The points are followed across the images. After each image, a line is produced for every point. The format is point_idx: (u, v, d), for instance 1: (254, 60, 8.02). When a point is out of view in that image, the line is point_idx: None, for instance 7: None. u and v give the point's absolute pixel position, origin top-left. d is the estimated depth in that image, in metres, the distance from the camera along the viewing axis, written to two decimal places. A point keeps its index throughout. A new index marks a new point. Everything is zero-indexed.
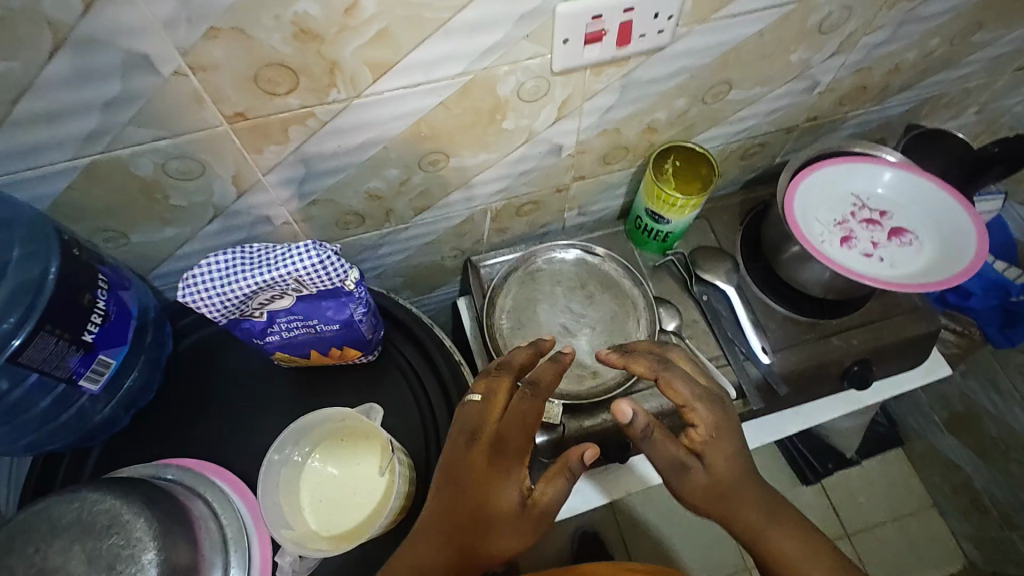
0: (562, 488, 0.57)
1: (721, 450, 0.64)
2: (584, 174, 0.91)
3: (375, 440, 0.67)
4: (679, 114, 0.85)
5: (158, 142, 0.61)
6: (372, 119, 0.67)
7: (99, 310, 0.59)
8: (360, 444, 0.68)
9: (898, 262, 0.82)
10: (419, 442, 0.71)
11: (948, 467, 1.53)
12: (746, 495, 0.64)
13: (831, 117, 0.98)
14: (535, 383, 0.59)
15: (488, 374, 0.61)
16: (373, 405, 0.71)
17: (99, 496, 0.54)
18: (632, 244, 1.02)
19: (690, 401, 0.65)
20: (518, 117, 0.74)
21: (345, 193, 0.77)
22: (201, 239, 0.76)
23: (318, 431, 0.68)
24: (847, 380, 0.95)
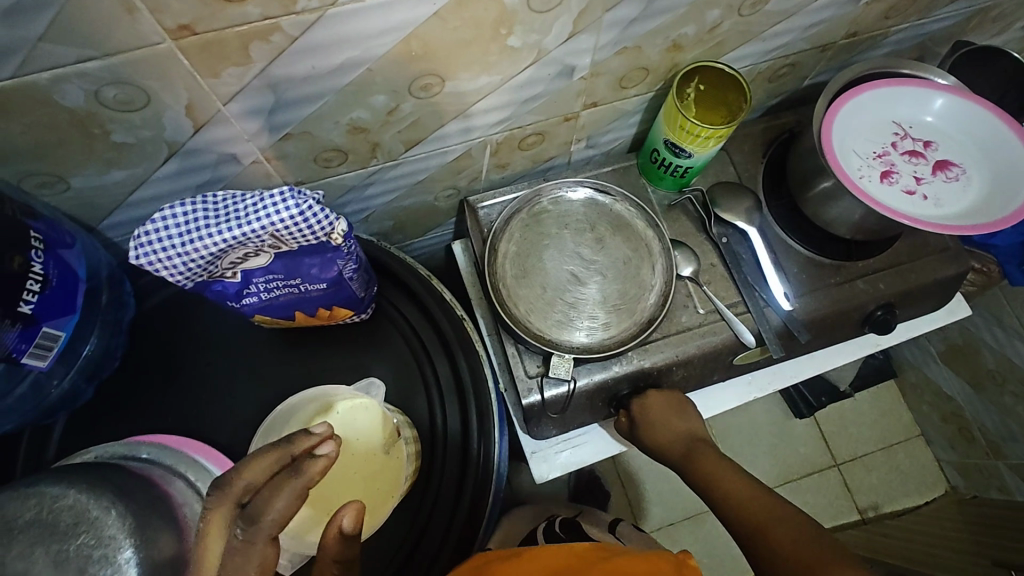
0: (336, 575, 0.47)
1: (666, 422, 0.81)
2: (595, 100, 0.80)
3: (387, 418, 0.62)
4: (710, 29, 0.73)
5: (85, 64, 0.49)
6: (352, 35, 0.55)
7: (35, 274, 0.49)
8: (367, 420, 0.61)
9: (942, 199, 0.75)
10: (425, 407, 0.66)
11: (939, 398, 1.53)
12: (705, 454, 0.76)
13: (873, 32, 0.87)
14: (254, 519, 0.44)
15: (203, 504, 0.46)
16: (373, 381, 0.65)
17: (60, 490, 0.47)
18: (645, 179, 0.92)
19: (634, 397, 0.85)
20: (526, 32, 0.62)
21: (323, 126, 0.66)
22: (156, 181, 0.65)
23: (309, 409, 0.61)
24: (868, 325, 0.90)
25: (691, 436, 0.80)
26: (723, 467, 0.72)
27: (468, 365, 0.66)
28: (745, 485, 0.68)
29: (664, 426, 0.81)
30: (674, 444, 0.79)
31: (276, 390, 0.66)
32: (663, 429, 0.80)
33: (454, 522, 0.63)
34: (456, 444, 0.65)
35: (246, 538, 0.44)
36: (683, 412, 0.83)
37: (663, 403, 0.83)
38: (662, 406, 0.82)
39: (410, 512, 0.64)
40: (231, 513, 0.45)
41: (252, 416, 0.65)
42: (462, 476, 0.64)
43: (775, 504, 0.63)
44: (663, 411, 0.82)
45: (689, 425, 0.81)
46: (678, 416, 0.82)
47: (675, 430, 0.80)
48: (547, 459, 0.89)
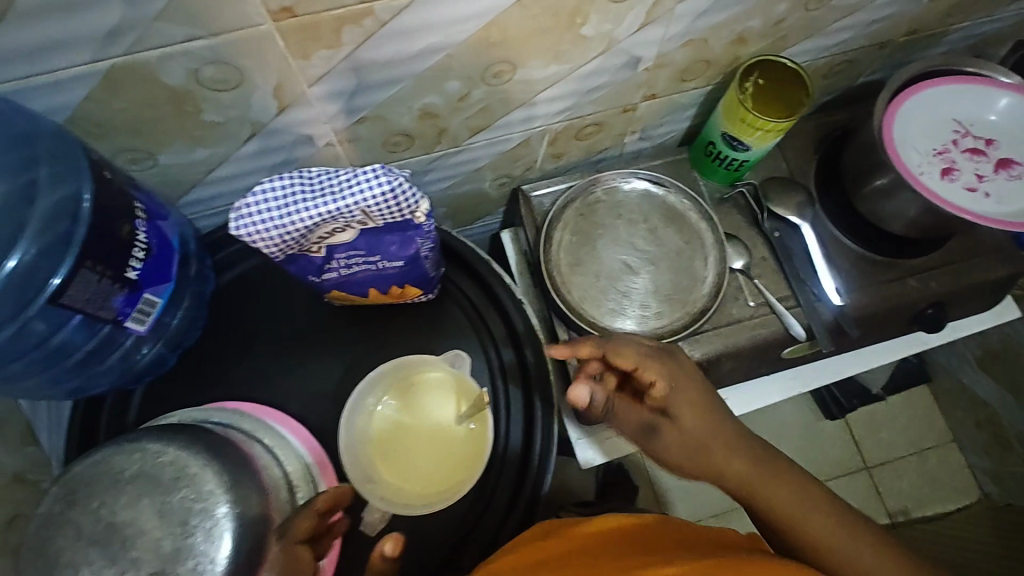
0: None
1: (689, 403, 0.63)
2: (655, 93, 0.81)
3: (469, 387, 0.66)
4: (775, 23, 0.74)
5: (191, 43, 0.51)
6: (439, 21, 0.57)
7: (140, 243, 0.52)
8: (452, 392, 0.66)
9: (1004, 197, 0.75)
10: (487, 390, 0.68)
11: (975, 404, 1.52)
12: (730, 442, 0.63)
13: (933, 30, 0.86)
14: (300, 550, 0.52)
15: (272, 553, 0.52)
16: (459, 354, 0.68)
17: (161, 447, 0.50)
18: (697, 172, 0.93)
19: (644, 360, 0.64)
20: (600, 21, 0.63)
21: (396, 110, 0.68)
22: (237, 160, 0.67)
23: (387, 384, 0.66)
24: (917, 323, 0.90)
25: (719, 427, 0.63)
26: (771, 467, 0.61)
27: (531, 349, 0.68)
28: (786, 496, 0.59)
29: (707, 424, 0.63)
30: (700, 431, 0.63)
31: (343, 365, 0.68)
32: (708, 428, 0.63)
33: (515, 503, 0.64)
34: (519, 423, 0.67)
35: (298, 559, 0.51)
36: (715, 398, 0.65)
37: (703, 396, 0.64)
38: (701, 401, 0.64)
39: (472, 493, 0.65)
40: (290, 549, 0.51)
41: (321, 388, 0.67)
42: (523, 458, 0.65)
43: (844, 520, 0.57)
44: (701, 402, 0.64)
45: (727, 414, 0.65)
46: (711, 407, 0.64)
47: (721, 431, 0.63)
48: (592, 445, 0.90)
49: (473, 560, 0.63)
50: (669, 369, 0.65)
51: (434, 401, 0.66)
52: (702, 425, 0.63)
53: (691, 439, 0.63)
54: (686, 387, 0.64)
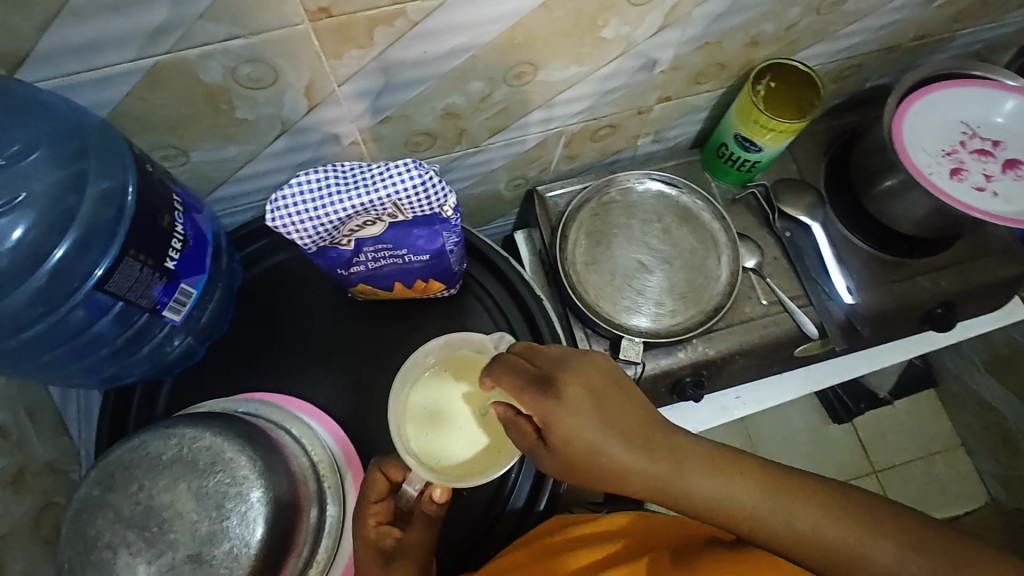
0: (426, 533, 0.57)
1: (564, 430, 0.52)
2: (669, 95, 0.83)
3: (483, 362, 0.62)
4: (788, 27, 0.76)
5: (231, 41, 0.53)
6: (466, 22, 0.59)
7: (178, 234, 0.54)
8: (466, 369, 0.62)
9: (1013, 196, 0.76)
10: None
11: (981, 407, 1.52)
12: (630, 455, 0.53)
13: (939, 35, 0.89)
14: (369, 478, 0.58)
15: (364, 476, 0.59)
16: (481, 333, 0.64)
17: (197, 433, 0.51)
18: (709, 173, 0.95)
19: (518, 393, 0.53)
20: (620, 24, 0.65)
21: (421, 110, 0.70)
22: (265, 157, 0.69)
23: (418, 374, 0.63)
24: (927, 322, 0.92)
25: (605, 440, 0.53)
26: (709, 458, 0.55)
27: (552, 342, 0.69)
28: (711, 492, 0.53)
29: (613, 449, 0.53)
30: (581, 451, 0.53)
31: (367, 358, 0.69)
32: (607, 454, 0.53)
33: (538, 497, 0.67)
34: None
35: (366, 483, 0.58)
36: (617, 407, 0.54)
37: (601, 422, 0.52)
38: (604, 429, 0.52)
39: (495, 486, 0.67)
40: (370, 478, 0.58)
41: (345, 381, 0.68)
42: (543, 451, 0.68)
43: (803, 498, 0.53)
44: (596, 429, 0.52)
45: (640, 413, 0.55)
46: (596, 418, 0.52)
47: (629, 451, 0.53)
48: None
49: (495, 548, 0.66)
50: (551, 404, 0.52)
51: (431, 416, 0.61)
52: (584, 445, 0.52)
53: (577, 460, 0.53)
54: (574, 420, 0.52)
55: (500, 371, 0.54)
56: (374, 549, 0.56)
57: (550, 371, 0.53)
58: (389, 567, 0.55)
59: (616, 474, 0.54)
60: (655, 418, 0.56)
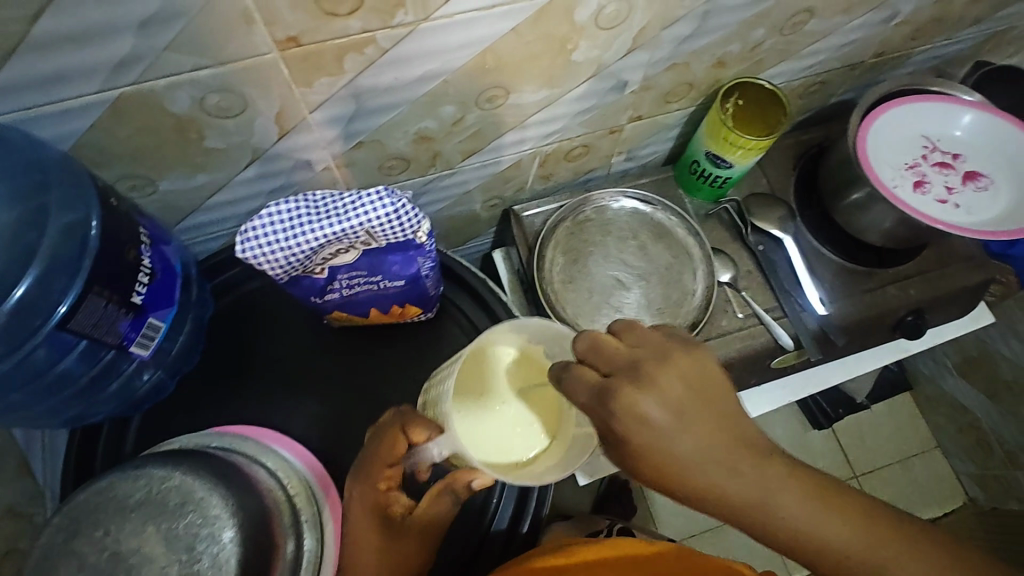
0: (446, 508, 0.56)
1: (640, 442, 0.46)
2: (640, 114, 0.84)
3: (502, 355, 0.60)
4: (753, 47, 0.77)
5: (198, 72, 0.52)
6: (436, 48, 0.59)
7: (146, 267, 0.53)
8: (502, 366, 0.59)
9: (974, 207, 0.79)
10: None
11: (956, 409, 1.56)
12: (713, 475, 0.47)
13: (898, 52, 0.92)
14: (390, 441, 0.56)
15: (381, 430, 0.58)
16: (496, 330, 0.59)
17: (166, 472, 0.50)
18: (682, 190, 0.96)
19: (592, 405, 0.47)
20: (590, 48, 0.66)
21: (394, 135, 0.70)
22: (236, 185, 0.68)
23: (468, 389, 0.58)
24: (899, 330, 0.93)
25: (688, 455, 0.46)
26: (807, 489, 0.47)
27: None
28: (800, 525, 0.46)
29: (692, 467, 0.46)
30: (663, 467, 0.47)
31: (344, 386, 0.67)
32: (690, 470, 0.46)
33: (521, 522, 0.67)
34: None
35: (379, 441, 0.57)
36: (703, 422, 0.47)
37: (679, 439, 0.46)
38: (681, 446, 0.46)
39: (476, 511, 0.67)
40: (395, 439, 0.56)
41: (322, 410, 0.66)
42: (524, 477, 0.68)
43: (899, 548, 0.46)
44: (683, 446, 0.46)
45: (734, 428, 0.48)
46: (679, 433, 0.46)
47: (715, 471, 0.47)
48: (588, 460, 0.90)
49: (482, 575, 0.66)
50: (625, 414, 0.46)
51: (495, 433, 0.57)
52: (665, 460, 0.46)
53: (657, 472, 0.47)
54: (650, 435, 0.46)
55: (577, 372, 0.48)
56: (380, 512, 0.56)
57: (627, 372, 0.47)
58: (393, 535, 0.56)
59: (701, 493, 0.47)
60: (751, 436, 0.48)
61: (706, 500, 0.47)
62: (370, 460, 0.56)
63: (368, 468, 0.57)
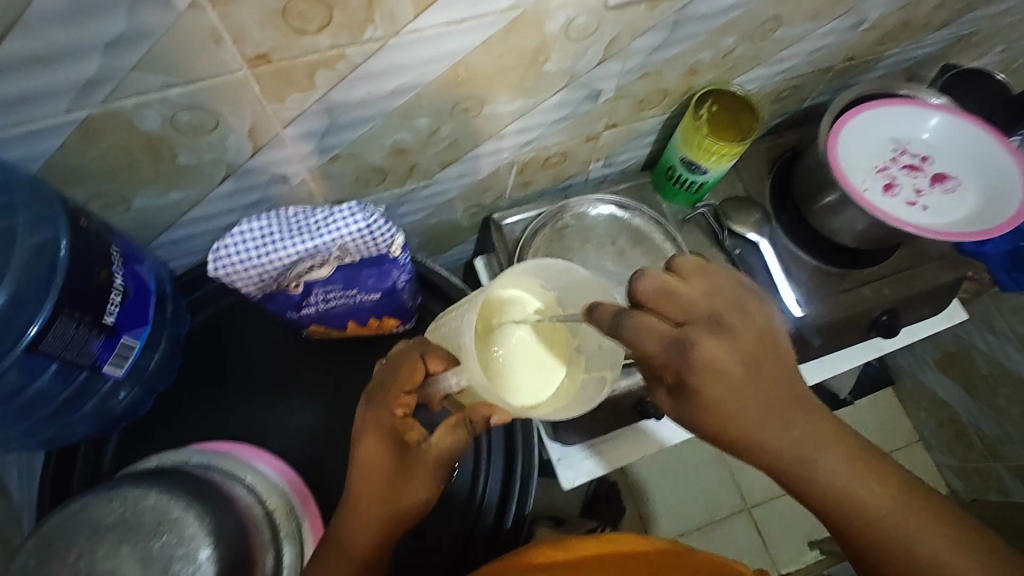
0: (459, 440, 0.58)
1: (705, 390, 0.47)
2: (616, 122, 0.85)
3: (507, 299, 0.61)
4: (724, 55, 0.79)
5: (168, 90, 0.52)
6: (407, 62, 0.59)
7: (118, 287, 0.53)
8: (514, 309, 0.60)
9: (942, 209, 0.81)
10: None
11: (936, 403, 1.58)
12: (763, 429, 0.48)
13: (867, 56, 0.93)
14: (412, 367, 0.56)
15: (395, 358, 0.58)
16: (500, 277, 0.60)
17: (141, 493, 0.49)
18: (660, 195, 0.97)
19: (658, 353, 0.48)
20: (562, 59, 0.67)
21: (369, 147, 0.70)
22: (212, 201, 0.69)
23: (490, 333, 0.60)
24: (874, 329, 0.95)
25: (746, 405, 0.48)
26: (850, 454, 0.47)
27: None
28: (841, 488, 0.47)
29: (749, 417, 0.48)
30: (723, 415, 0.48)
31: (323, 400, 0.67)
32: (741, 419, 0.48)
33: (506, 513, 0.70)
34: (498, 442, 0.72)
35: (394, 366, 0.57)
36: (766, 372, 0.48)
37: (736, 389, 0.47)
38: (737, 397, 0.47)
39: (462, 508, 0.70)
40: (417, 366, 0.57)
41: (302, 424, 0.66)
42: (506, 478, 0.71)
43: (931, 523, 0.46)
44: (740, 399, 0.48)
45: (791, 388, 0.49)
46: (739, 383, 0.47)
47: (766, 423, 0.48)
48: (573, 466, 0.91)
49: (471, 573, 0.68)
50: (690, 365, 0.47)
51: (520, 376, 0.59)
52: (722, 408, 0.48)
53: (713, 419, 0.49)
54: (713, 386, 0.47)
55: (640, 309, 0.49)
56: (399, 440, 0.54)
57: (695, 324, 0.48)
58: (411, 464, 0.54)
59: (748, 444, 0.48)
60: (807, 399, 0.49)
61: (758, 452, 0.48)
62: (390, 386, 0.55)
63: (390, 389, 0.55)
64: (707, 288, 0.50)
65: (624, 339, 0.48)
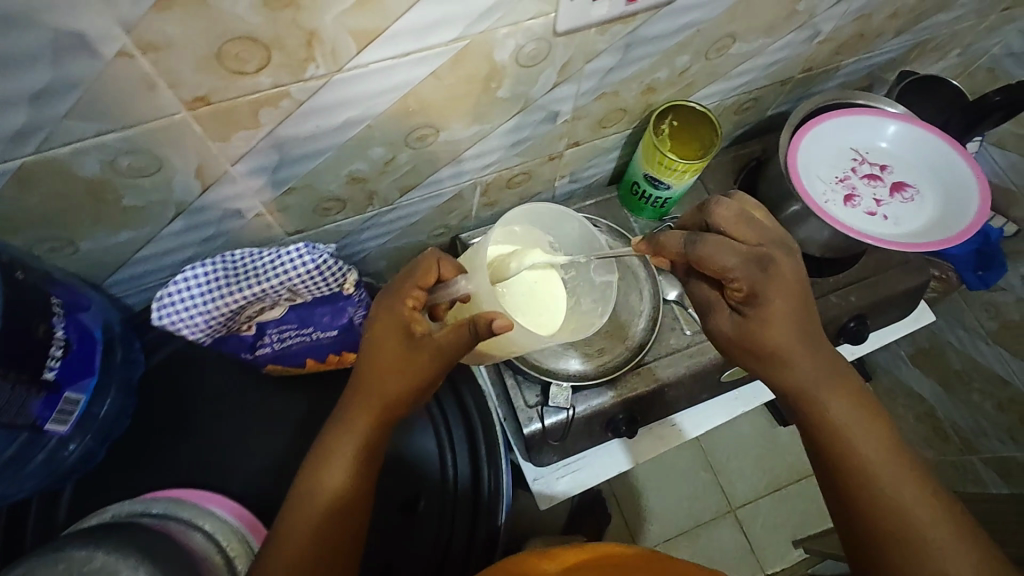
0: (462, 338, 0.55)
1: (771, 307, 0.60)
2: (577, 141, 0.85)
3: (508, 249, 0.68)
4: (680, 72, 0.79)
5: (104, 136, 0.51)
6: (354, 96, 0.58)
7: (59, 341, 0.52)
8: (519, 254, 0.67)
9: (901, 218, 0.81)
10: (431, 432, 0.78)
11: (912, 398, 1.59)
12: (801, 354, 0.61)
13: (826, 66, 0.94)
14: (424, 269, 0.60)
15: (411, 263, 0.61)
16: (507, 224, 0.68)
17: (86, 554, 0.48)
18: (626, 210, 0.97)
19: (734, 267, 0.61)
20: (515, 84, 0.66)
21: (324, 179, 0.69)
22: (163, 239, 0.67)
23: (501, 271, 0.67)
24: (842, 336, 0.97)
25: (798, 328, 0.61)
26: (854, 402, 0.62)
27: (470, 396, 0.80)
28: (847, 420, 0.61)
29: (794, 342, 0.61)
30: (779, 331, 0.60)
31: (286, 440, 0.66)
32: (784, 341, 0.61)
33: (476, 524, 0.74)
34: (466, 468, 0.76)
35: (410, 267, 0.60)
36: (810, 310, 0.62)
37: (788, 315, 0.60)
38: (781, 323, 0.61)
39: (437, 526, 0.74)
40: (428, 267, 0.60)
41: (263, 464, 0.65)
42: (475, 499, 0.75)
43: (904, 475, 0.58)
44: (792, 326, 0.61)
45: (823, 344, 0.63)
46: (798, 310, 0.61)
47: (801, 351, 0.61)
48: (549, 484, 0.92)
49: None
50: (767, 284, 0.60)
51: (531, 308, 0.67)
52: (781, 331, 0.60)
53: (766, 331, 0.61)
54: (781, 306, 0.60)
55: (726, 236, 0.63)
56: (405, 325, 0.57)
57: (770, 255, 0.61)
58: (410, 349, 0.56)
59: (783, 365, 0.61)
60: (829, 347, 0.63)
61: (786, 369, 0.62)
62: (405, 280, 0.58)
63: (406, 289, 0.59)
64: (777, 229, 0.65)
65: (702, 255, 0.61)
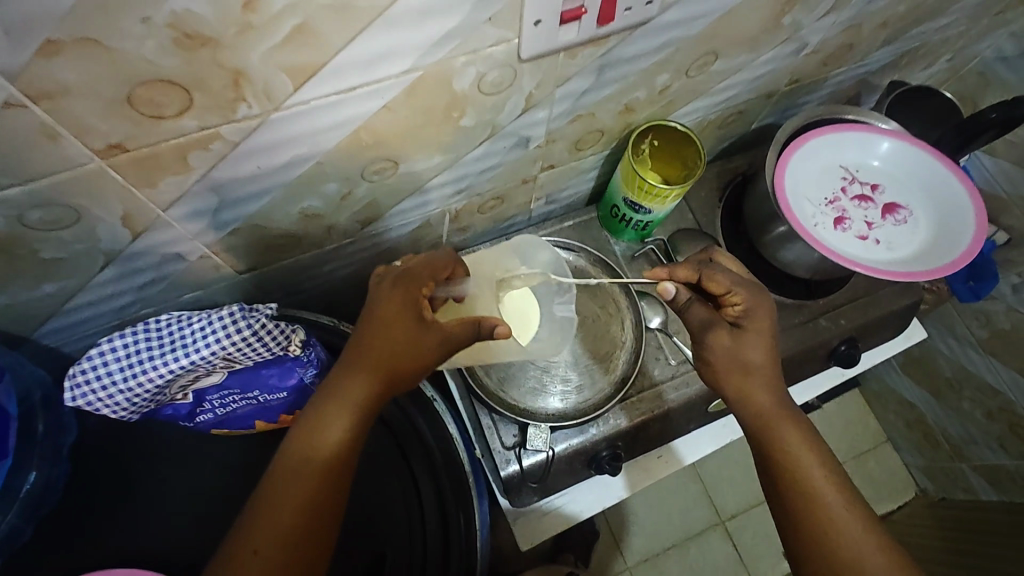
0: (465, 336, 0.56)
1: (757, 328, 0.62)
2: (552, 163, 0.79)
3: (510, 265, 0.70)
4: (660, 91, 0.73)
5: (5, 191, 0.45)
6: (297, 134, 0.52)
7: None
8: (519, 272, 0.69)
9: (893, 242, 0.77)
10: (396, 488, 0.73)
11: (902, 405, 1.56)
12: (770, 378, 0.61)
13: (813, 77, 0.89)
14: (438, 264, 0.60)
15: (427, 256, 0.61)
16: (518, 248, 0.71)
17: None
18: (606, 232, 0.92)
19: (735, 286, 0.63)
20: (479, 112, 0.61)
21: (273, 217, 0.63)
22: (96, 287, 0.61)
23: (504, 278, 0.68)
24: (833, 359, 0.93)
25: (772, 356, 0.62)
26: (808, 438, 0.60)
27: (436, 444, 0.75)
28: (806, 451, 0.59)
29: (764, 364, 0.61)
30: (756, 349, 0.61)
31: None
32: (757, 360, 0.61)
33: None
34: (435, 523, 0.72)
35: (426, 258, 0.61)
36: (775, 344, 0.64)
37: (764, 339, 0.62)
38: (762, 348, 0.61)
39: None
40: (445, 263, 0.61)
41: None
42: (446, 553, 0.71)
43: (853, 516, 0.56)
44: (767, 351, 0.62)
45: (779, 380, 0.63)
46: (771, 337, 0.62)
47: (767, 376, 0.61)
48: (530, 525, 0.88)
49: None
50: (758, 304, 0.62)
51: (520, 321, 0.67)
52: (759, 351, 0.61)
53: (743, 348, 0.61)
54: (763, 328, 0.62)
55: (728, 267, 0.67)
56: (419, 308, 0.55)
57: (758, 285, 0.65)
58: (420, 332, 0.54)
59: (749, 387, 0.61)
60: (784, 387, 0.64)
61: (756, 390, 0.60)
62: (424, 270, 0.58)
63: (411, 280, 0.57)
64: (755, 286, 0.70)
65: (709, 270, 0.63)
